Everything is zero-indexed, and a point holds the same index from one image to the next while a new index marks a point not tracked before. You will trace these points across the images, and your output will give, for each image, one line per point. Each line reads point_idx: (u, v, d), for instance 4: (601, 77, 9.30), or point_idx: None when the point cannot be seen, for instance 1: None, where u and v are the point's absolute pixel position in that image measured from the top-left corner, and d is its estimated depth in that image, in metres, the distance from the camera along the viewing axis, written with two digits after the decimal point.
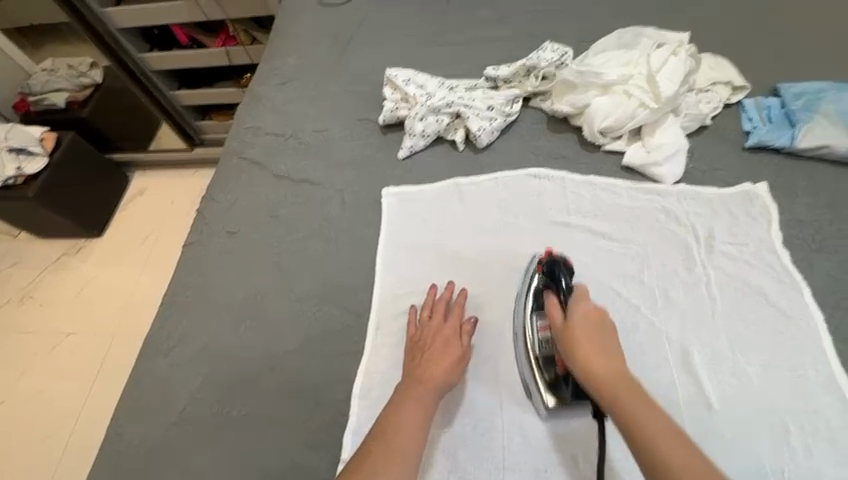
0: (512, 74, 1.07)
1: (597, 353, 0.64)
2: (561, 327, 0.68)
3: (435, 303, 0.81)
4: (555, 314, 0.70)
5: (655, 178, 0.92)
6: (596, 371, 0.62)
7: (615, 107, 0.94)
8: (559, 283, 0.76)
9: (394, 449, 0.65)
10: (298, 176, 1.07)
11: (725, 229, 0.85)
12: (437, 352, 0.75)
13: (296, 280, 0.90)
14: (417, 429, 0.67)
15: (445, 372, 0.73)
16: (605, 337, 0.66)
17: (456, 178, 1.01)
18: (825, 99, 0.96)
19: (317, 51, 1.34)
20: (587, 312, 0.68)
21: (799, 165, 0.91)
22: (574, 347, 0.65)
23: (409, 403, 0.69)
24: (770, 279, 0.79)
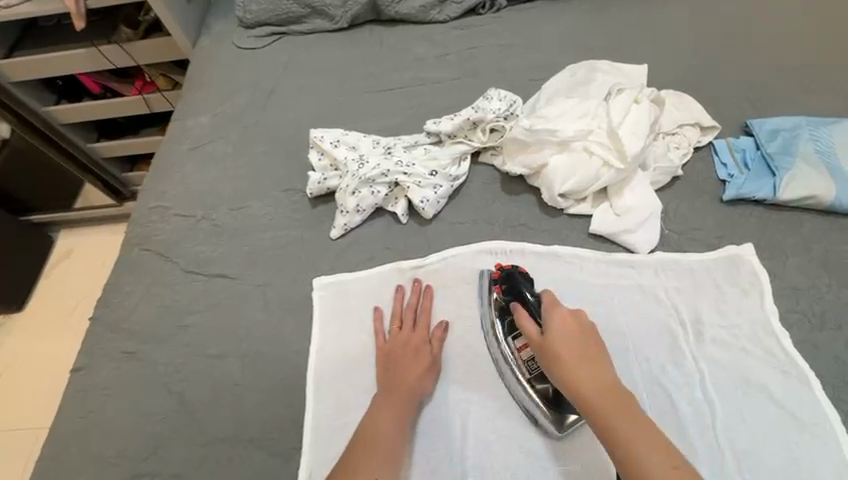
0: (455, 128, 0.92)
1: (582, 366, 0.59)
2: (539, 343, 0.64)
3: (403, 312, 0.78)
4: (530, 329, 0.65)
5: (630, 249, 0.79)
6: (580, 385, 0.58)
7: (576, 169, 0.80)
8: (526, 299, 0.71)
9: (372, 466, 0.61)
10: (212, 269, 0.89)
11: (713, 307, 0.73)
12: (407, 362, 0.72)
13: (209, 417, 0.73)
14: (395, 436, 0.65)
15: (420, 377, 0.71)
16: (581, 344, 0.61)
17: (399, 259, 0.85)
18: (802, 138, 0.85)
19: (234, 106, 1.16)
20: (563, 319, 0.64)
21: (784, 218, 0.80)
22: (556, 370, 0.61)
23: (384, 412, 0.67)
24: (772, 371, 0.67)
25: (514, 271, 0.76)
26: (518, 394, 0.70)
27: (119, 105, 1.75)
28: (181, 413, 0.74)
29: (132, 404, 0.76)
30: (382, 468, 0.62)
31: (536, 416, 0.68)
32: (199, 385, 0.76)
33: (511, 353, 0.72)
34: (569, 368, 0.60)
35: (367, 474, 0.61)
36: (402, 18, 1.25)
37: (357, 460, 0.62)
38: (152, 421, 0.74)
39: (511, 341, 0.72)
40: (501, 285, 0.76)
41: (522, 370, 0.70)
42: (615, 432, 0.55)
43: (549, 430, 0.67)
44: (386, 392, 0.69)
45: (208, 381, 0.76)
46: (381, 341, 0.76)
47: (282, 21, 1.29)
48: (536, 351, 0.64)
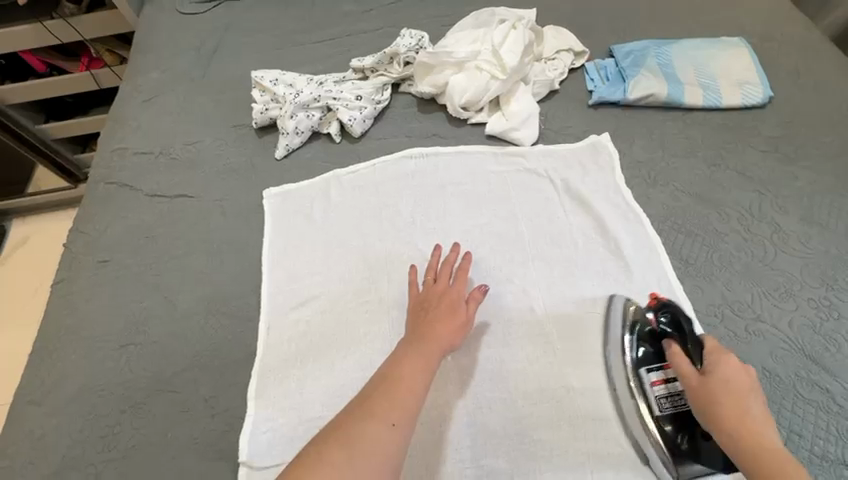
0: (376, 62, 1.10)
1: (750, 420, 0.57)
2: (696, 383, 0.62)
3: (439, 269, 0.81)
4: (685, 368, 0.64)
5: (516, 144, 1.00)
6: (751, 439, 0.56)
7: (471, 82, 1.00)
8: (681, 330, 0.68)
9: (394, 396, 0.63)
10: (173, 192, 1.03)
11: (579, 179, 0.94)
12: (442, 315, 0.74)
13: (181, 298, 0.87)
14: (415, 393, 0.65)
15: (451, 334, 0.72)
16: (757, 404, 0.59)
17: (334, 169, 1.02)
18: (648, 55, 1.09)
19: (182, 63, 1.29)
20: (733, 369, 0.62)
21: (634, 115, 1.03)
22: (715, 411, 0.59)
23: (411, 357, 0.68)
24: (618, 217, 0.89)
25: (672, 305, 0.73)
26: (626, 412, 0.71)
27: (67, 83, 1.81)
28: (155, 299, 0.88)
29: (111, 297, 0.89)
30: (396, 410, 0.62)
31: (653, 456, 0.68)
32: (170, 277, 0.91)
33: (647, 385, 0.71)
34: (730, 405, 0.59)
35: (382, 415, 0.61)
36: None
37: (373, 400, 0.63)
38: (131, 307, 0.87)
39: (647, 374, 0.72)
40: (656, 314, 0.72)
41: (658, 405, 0.70)
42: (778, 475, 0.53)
43: (665, 472, 0.67)
44: (415, 342, 0.71)
45: (178, 273, 0.91)
46: (412, 291, 0.80)
47: None
48: (691, 392, 0.62)
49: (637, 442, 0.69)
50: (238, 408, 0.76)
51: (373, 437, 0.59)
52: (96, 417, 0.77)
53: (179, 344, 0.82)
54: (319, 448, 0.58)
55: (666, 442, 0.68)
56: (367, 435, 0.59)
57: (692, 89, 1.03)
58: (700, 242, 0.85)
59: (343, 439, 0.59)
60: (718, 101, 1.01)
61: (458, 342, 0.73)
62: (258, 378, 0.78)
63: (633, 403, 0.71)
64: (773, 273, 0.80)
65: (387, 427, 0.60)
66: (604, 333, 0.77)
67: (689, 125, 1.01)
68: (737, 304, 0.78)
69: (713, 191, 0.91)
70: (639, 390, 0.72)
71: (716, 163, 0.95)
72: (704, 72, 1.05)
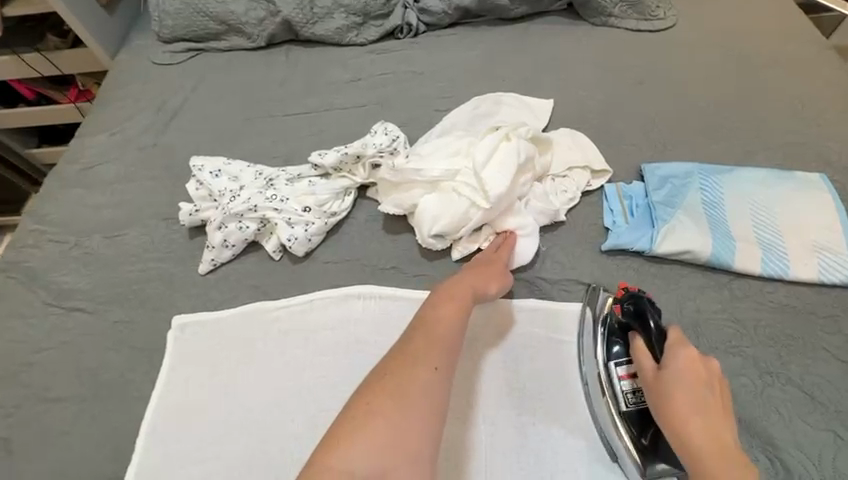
0: (338, 161, 0.88)
1: (692, 409, 0.55)
2: (651, 379, 0.60)
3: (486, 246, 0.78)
4: (645, 363, 0.61)
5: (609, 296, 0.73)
6: (682, 424, 0.55)
7: (446, 209, 0.77)
8: (645, 323, 0.64)
9: (432, 340, 0.60)
10: (72, 302, 0.85)
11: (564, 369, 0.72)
12: (485, 274, 0.72)
13: (30, 470, 0.69)
14: (452, 346, 0.61)
15: (491, 282, 0.72)
16: (709, 390, 0.57)
17: (264, 299, 0.81)
18: (690, 186, 0.82)
19: (135, 124, 1.12)
20: (691, 360, 0.59)
21: (662, 271, 0.77)
22: (661, 391, 0.58)
23: (441, 310, 0.64)
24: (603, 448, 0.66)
25: (640, 294, 0.67)
26: (598, 415, 0.67)
27: (52, 113, 1.71)
28: (3, 464, 0.70)
29: None
30: (438, 356, 0.58)
31: (619, 454, 0.64)
32: (30, 435, 0.72)
33: (612, 377, 0.67)
34: (683, 384, 0.57)
35: (421, 363, 0.56)
36: (319, 39, 1.21)
37: (411, 350, 0.58)
38: None
39: (615, 366, 0.67)
40: (621, 305, 0.68)
41: (622, 399, 0.65)
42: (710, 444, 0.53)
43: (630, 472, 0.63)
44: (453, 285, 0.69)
45: (39, 428, 0.72)
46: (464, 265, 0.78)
47: (199, 36, 1.25)
48: (646, 385, 0.60)
49: (606, 438, 0.66)
50: None
51: (416, 382, 0.54)
52: None
53: None
54: (366, 400, 0.52)
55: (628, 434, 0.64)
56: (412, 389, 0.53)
57: (747, 248, 0.75)
58: None
59: (396, 388, 0.53)
60: (783, 270, 0.73)
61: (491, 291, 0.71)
62: None
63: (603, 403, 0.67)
64: None
65: (431, 372, 0.56)
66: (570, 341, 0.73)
67: (738, 297, 0.73)
68: None
69: (765, 419, 0.63)
70: (608, 387, 0.67)
71: (772, 369, 0.67)
72: (766, 222, 0.77)
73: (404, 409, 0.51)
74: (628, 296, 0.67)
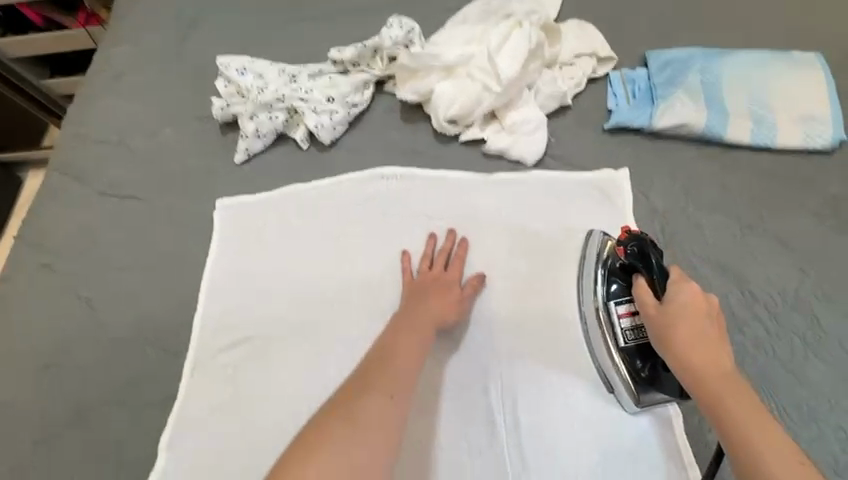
0: (357, 56, 0.94)
1: (704, 350, 0.56)
2: (658, 314, 0.60)
3: (434, 254, 0.78)
4: (647, 302, 0.62)
5: (607, 238, 0.74)
6: (709, 370, 0.55)
7: (460, 93, 0.83)
8: (647, 260, 0.65)
9: (395, 371, 0.62)
10: (125, 191, 0.94)
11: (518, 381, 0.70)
12: (433, 295, 0.73)
13: (112, 320, 0.81)
14: (411, 369, 0.63)
15: (443, 307, 0.72)
16: (712, 324, 0.59)
17: (296, 183, 0.89)
18: (691, 68, 0.87)
19: (155, 34, 1.16)
20: (695, 295, 0.59)
21: (659, 146, 0.84)
22: (682, 295, 0.60)
23: (404, 329, 0.68)
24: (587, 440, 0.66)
25: (643, 236, 0.68)
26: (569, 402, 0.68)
27: (65, 38, 1.73)
28: (87, 317, 0.81)
29: (44, 308, 0.83)
30: (398, 386, 0.60)
31: (617, 388, 0.67)
32: (107, 294, 0.83)
33: (613, 316, 0.68)
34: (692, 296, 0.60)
35: (382, 388, 0.59)
36: None
37: (374, 376, 0.60)
38: (64, 324, 0.81)
39: (615, 306, 0.68)
40: (625, 246, 0.68)
41: (622, 336, 0.67)
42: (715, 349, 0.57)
43: (625, 401, 0.67)
44: (410, 319, 0.70)
45: (113, 289, 0.84)
46: (407, 278, 0.77)
47: None
48: (651, 323, 0.61)
49: (601, 370, 0.69)
50: (148, 457, 0.69)
51: (379, 409, 0.57)
52: (11, 443, 0.73)
53: (101, 375, 0.76)
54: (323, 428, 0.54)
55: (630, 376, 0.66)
56: (371, 410, 0.56)
57: (739, 121, 0.81)
58: None
59: (352, 416, 0.55)
60: (770, 140, 0.80)
61: (450, 319, 0.72)
62: (175, 426, 0.71)
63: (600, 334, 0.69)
64: (798, 387, 0.64)
65: (386, 399, 0.58)
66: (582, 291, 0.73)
67: (727, 166, 0.80)
68: None
69: (741, 262, 0.73)
70: (607, 323, 0.68)
71: (752, 223, 0.75)
72: (760, 97, 0.83)
73: (366, 444, 0.53)
74: (631, 239, 0.67)
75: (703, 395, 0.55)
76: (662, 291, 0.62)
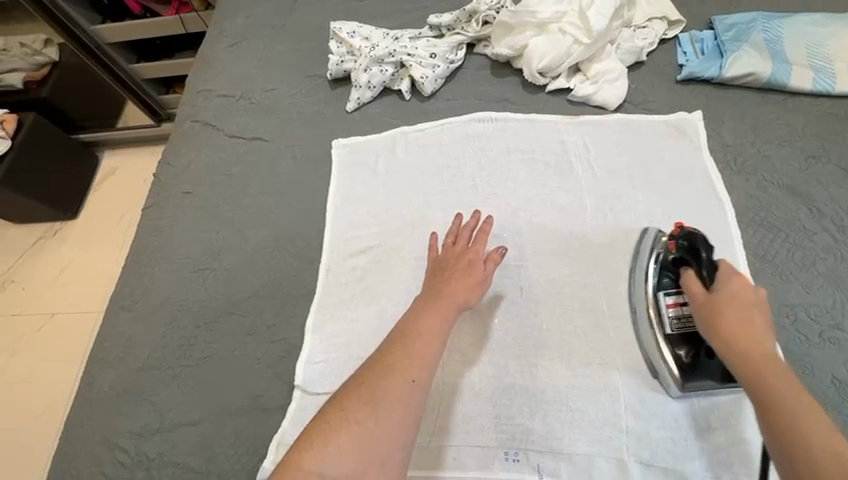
0: (454, 20, 1.07)
1: (746, 327, 0.59)
2: (701, 299, 0.64)
3: (459, 231, 0.82)
4: (695, 288, 0.66)
5: (660, 235, 0.79)
6: (744, 343, 0.57)
7: (552, 46, 0.96)
8: (698, 255, 0.69)
9: (416, 352, 0.66)
10: (250, 134, 1.09)
11: (584, 325, 0.75)
12: (458, 272, 0.76)
13: (251, 233, 0.95)
14: (434, 352, 0.67)
15: (468, 291, 0.74)
16: (757, 311, 0.61)
17: (401, 126, 1.03)
18: (755, 28, 0.98)
19: (265, 9, 1.32)
20: (742, 283, 0.63)
21: (727, 93, 0.95)
22: (729, 339, 0.58)
23: (424, 313, 0.71)
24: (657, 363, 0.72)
25: (695, 233, 0.72)
26: (644, 340, 0.73)
27: (157, 25, 1.92)
28: (230, 232, 0.96)
29: (192, 225, 0.98)
30: (415, 367, 0.65)
31: (659, 369, 0.70)
32: (245, 214, 0.98)
33: (662, 306, 0.72)
34: (734, 333, 0.58)
35: (403, 371, 0.64)
36: None
37: (392, 355, 0.66)
38: (210, 238, 0.96)
39: (664, 297, 0.73)
40: (677, 240, 0.73)
41: (668, 324, 0.71)
42: (767, 378, 0.53)
43: (668, 384, 0.69)
44: (433, 300, 0.73)
45: (249, 210, 0.98)
46: (433, 254, 0.82)
47: None
48: (695, 304, 0.64)
49: (651, 363, 0.71)
50: (295, 337, 0.82)
51: (397, 395, 0.62)
52: (175, 328, 0.86)
53: (250, 275, 0.90)
54: (344, 404, 0.61)
55: (672, 357, 0.69)
56: (394, 396, 0.62)
57: (800, 70, 0.92)
58: (783, 238, 0.79)
59: (370, 394, 0.62)
60: (829, 86, 0.91)
61: (473, 299, 0.74)
62: (317, 314, 0.83)
63: (649, 325, 0.73)
64: None
65: (408, 382, 0.63)
66: (633, 275, 0.78)
67: (790, 110, 0.91)
68: (813, 308, 0.73)
69: (808, 185, 0.83)
70: (656, 311, 0.73)
71: (815, 154, 0.86)
72: (818, 51, 0.94)
73: (380, 418, 0.60)
74: (683, 233, 0.72)
75: (740, 366, 0.56)
76: (712, 281, 0.66)
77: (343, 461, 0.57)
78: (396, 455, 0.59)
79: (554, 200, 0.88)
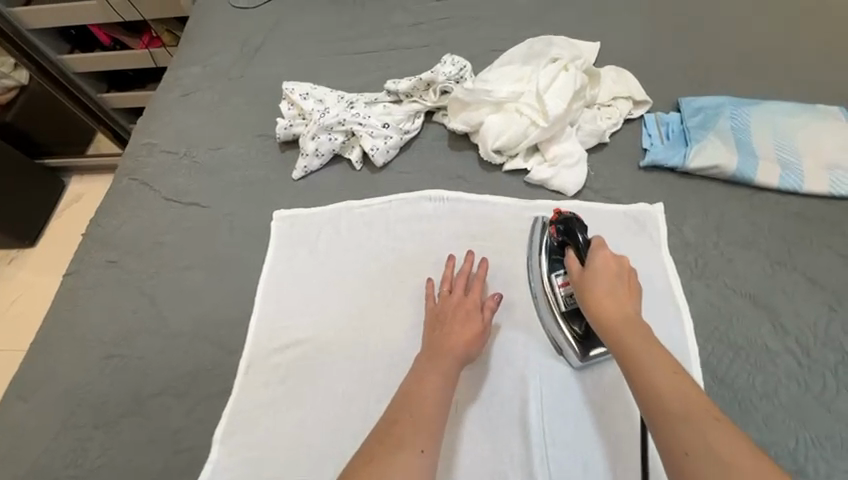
0: (411, 88, 1.02)
1: (615, 308, 0.66)
2: (579, 280, 0.71)
3: (454, 277, 0.81)
4: (574, 268, 0.73)
5: (544, 221, 0.85)
6: (618, 327, 0.65)
7: (508, 125, 0.91)
8: (574, 237, 0.77)
9: (424, 416, 0.64)
10: (188, 198, 1.02)
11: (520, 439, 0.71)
12: (457, 328, 0.74)
13: (171, 316, 0.86)
14: (438, 412, 0.65)
15: (467, 346, 0.73)
16: (620, 285, 0.69)
17: (348, 200, 0.96)
18: (721, 115, 0.93)
19: (223, 59, 1.27)
20: (606, 259, 0.71)
21: (691, 184, 0.90)
22: (604, 320, 0.66)
23: (427, 373, 0.69)
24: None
25: (572, 219, 0.80)
26: (545, 317, 0.78)
27: (127, 57, 1.86)
28: (149, 312, 0.87)
29: (110, 301, 0.89)
30: (424, 436, 0.62)
31: (561, 345, 0.76)
32: (168, 292, 0.89)
33: (554, 287, 0.77)
34: (605, 310, 0.67)
35: (412, 441, 0.61)
36: None
37: (401, 427, 0.62)
38: (126, 318, 0.87)
39: (554, 277, 0.78)
40: (555, 226, 0.80)
41: (563, 302, 0.76)
42: (634, 351, 0.62)
43: (570, 358, 0.75)
44: (434, 357, 0.71)
45: (174, 287, 0.90)
46: (429, 304, 0.79)
47: None
48: (577, 288, 0.71)
49: (555, 342, 0.76)
50: (201, 448, 0.73)
51: (405, 466, 0.59)
52: (72, 427, 0.77)
53: (162, 366, 0.81)
54: None
55: (570, 328, 0.75)
56: (404, 470, 0.58)
57: (767, 165, 0.87)
58: (743, 358, 0.72)
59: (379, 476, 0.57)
60: (797, 184, 0.86)
61: (474, 352, 0.73)
62: (228, 421, 0.74)
63: (548, 309, 0.78)
64: (827, 417, 0.66)
65: (417, 454, 0.60)
66: (531, 263, 0.82)
67: (756, 207, 0.86)
68: (772, 449, 0.65)
69: (772, 296, 0.77)
70: (551, 293, 0.78)
71: (781, 260, 0.80)
72: (787, 145, 0.89)
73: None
74: (560, 218, 0.80)
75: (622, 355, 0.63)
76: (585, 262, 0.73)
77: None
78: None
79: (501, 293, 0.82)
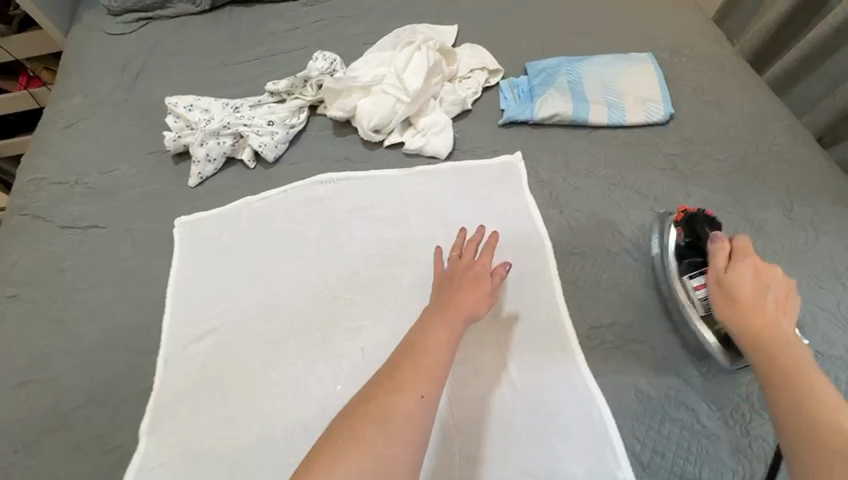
0: (290, 86, 1.10)
1: (762, 318, 0.63)
2: (722, 284, 0.68)
3: (464, 245, 0.83)
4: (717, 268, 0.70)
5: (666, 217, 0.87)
6: (766, 337, 0.61)
7: (377, 105, 1.02)
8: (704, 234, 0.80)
9: (423, 368, 0.64)
10: (86, 222, 1.03)
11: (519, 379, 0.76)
12: (467, 285, 0.76)
13: (83, 332, 0.88)
14: (439, 361, 0.66)
15: (477, 302, 0.75)
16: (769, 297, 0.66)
17: (246, 196, 1.02)
18: (559, 72, 1.10)
19: (104, 86, 1.28)
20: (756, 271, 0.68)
21: (543, 133, 1.05)
22: (745, 328, 0.63)
23: (432, 326, 0.70)
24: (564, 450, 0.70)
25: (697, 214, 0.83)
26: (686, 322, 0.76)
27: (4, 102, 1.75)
28: (59, 334, 0.89)
29: (16, 333, 0.90)
30: (423, 381, 0.63)
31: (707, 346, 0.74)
32: (77, 312, 0.91)
33: (689, 288, 0.77)
34: (745, 316, 0.64)
35: (412, 387, 0.62)
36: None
37: (400, 373, 0.64)
38: (36, 346, 0.88)
39: (690, 279, 0.78)
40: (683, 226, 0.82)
41: (700, 306, 0.75)
42: (793, 374, 0.56)
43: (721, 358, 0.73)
44: (442, 311, 0.73)
45: (82, 306, 0.92)
46: (438, 267, 0.82)
47: (147, 8, 1.41)
48: (715, 290, 0.69)
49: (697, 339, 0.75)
50: (129, 442, 0.77)
51: (407, 411, 0.60)
52: None
53: (79, 381, 0.83)
54: (353, 422, 0.58)
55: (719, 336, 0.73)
56: (402, 410, 0.60)
57: (597, 107, 1.04)
58: (592, 263, 0.87)
59: (378, 413, 0.59)
60: (622, 119, 1.03)
61: (481, 310, 0.75)
62: (153, 412, 0.79)
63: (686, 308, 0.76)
64: (657, 294, 0.82)
65: (417, 399, 0.61)
66: (660, 238, 0.85)
67: (595, 143, 1.03)
68: (617, 326, 0.80)
69: (612, 210, 0.93)
70: (686, 292, 0.77)
71: (616, 181, 0.97)
72: (612, 88, 1.07)
73: (389, 437, 0.57)
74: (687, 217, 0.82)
75: (766, 368, 0.59)
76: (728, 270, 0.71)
77: (356, 476, 0.54)
78: (404, 475, 0.56)
79: (394, 252, 0.92)
